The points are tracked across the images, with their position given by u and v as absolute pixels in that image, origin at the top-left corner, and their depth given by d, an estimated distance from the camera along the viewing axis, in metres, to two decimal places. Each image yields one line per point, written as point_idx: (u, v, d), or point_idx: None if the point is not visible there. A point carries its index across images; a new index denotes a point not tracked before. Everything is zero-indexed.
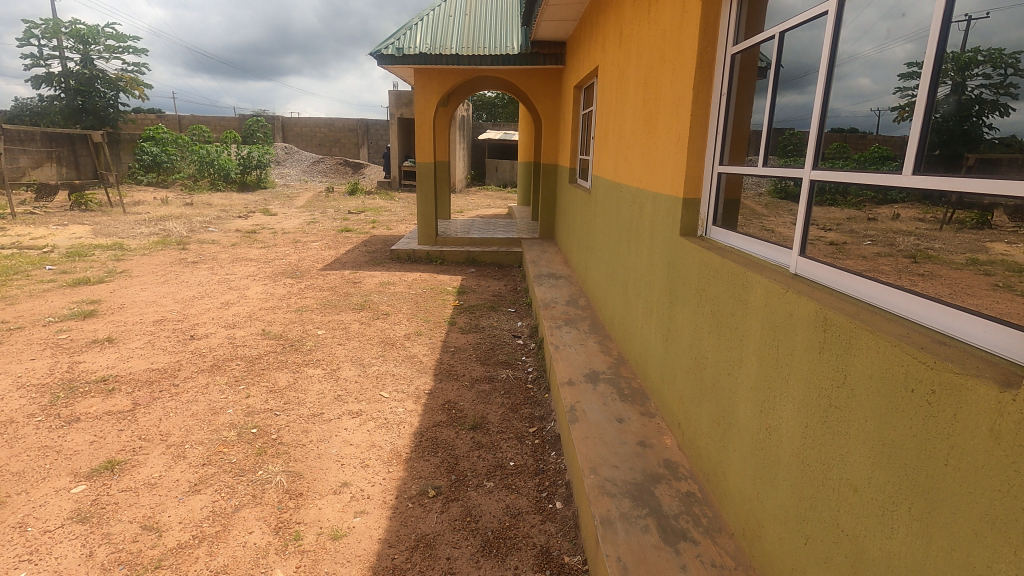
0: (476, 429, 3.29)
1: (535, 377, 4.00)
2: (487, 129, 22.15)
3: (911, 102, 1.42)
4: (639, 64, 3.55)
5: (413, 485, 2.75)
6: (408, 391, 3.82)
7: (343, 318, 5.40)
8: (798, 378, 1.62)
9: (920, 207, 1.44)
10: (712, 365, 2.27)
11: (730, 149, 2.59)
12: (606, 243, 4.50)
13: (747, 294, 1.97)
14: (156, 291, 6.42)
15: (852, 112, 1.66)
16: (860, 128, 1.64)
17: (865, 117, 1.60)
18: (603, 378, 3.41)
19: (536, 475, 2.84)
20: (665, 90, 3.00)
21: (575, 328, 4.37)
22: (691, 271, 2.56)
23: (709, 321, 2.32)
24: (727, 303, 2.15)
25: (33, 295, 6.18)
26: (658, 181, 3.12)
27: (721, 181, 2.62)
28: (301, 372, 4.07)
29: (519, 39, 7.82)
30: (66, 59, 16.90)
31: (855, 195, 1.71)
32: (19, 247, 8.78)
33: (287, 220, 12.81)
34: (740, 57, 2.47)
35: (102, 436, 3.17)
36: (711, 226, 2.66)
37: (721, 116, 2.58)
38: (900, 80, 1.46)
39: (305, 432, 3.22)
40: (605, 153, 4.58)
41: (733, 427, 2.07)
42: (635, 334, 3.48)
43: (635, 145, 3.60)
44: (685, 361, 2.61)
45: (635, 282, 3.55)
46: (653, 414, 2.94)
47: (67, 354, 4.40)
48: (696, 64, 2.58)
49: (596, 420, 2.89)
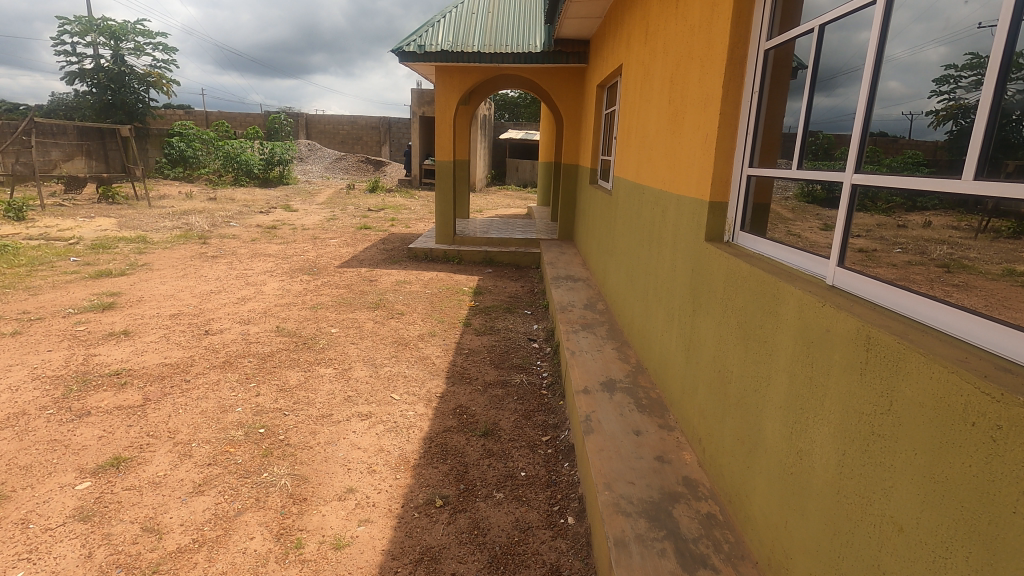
0: (487, 436, 3.19)
1: (549, 383, 3.90)
2: (509, 128, 22.08)
3: (948, 108, 1.31)
4: (665, 61, 3.42)
5: (420, 493, 2.65)
6: (419, 394, 3.73)
7: (357, 317, 5.35)
8: (835, 399, 1.49)
9: (953, 215, 1.37)
10: (737, 379, 2.14)
11: (759, 151, 2.44)
12: (626, 248, 4.38)
13: (777, 307, 1.84)
14: (175, 285, 6.46)
15: (882, 116, 1.56)
16: (891, 132, 1.53)
17: (896, 120, 1.49)
18: (620, 387, 3.28)
19: (548, 487, 2.73)
20: (692, 87, 2.86)
21: (593, 333, 4.24)
22: (716, 279, 2.42)
23: (734, 332, 2.19)
24: (755, 314, 2.01)
25: (56, 286, 6.26)
26: (682, 183, 2.99)
27: (749, 184, 2.47)
28: (313, 371, 4.02)
29: (542, 37, 7.70)
30: (98, 56, 17.29)
31: (885, 201, 1.61)
32: (46, 238, 8.96)
33: (307, 216, 12.89)
34: (773, 53, 2.32)
35: (111, 431, 3.15)
36: (739, 231, 2.52)
37: (751, 115, 2.43)
38: (934, 84, 1.35)
39: (313, 434, 3.15)
40: (628, 154, 4.45)
41: (760, 448, 1.93)
42: (655, 342, 3.35)
43: (659, 146, 3.47)
44: (708, 374, 2.47)
45: (656, 288, 3.42)
46: (672, 426, 2.81)
47: (84, 346, 4.42)
48: (726, 59, 2.45)
49: (612, 432, 2.77)
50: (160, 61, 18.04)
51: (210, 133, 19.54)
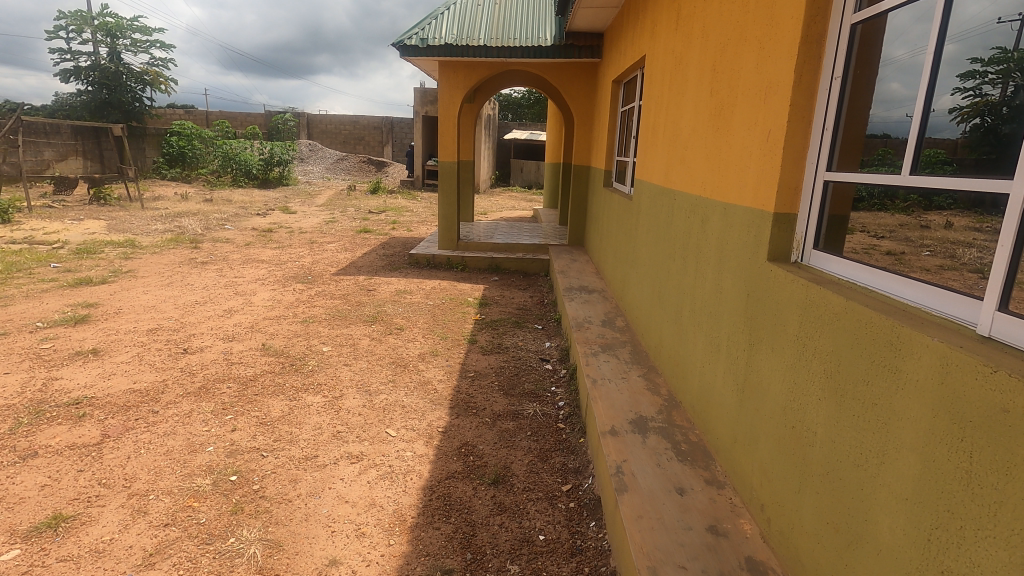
0: (497, 485, 2.73)
1: (567, 416, 3.43)
2: (514, 128, 21.61)
3: (975, 104, 1.37)
4: (705, 47, 2.95)
5: (419, 567, 2.18)
6: (419, 428, 3.26)
7: (352, 333, 4.88)
8: (1022, 516, 1.01)
9: (974, 216, 1.42)
10: (823, 444, 1.67)
11: (840, 151, 1.96)
12: (652, 261, 3.92)
13: (896, 362, 1.36)
14: (158, 294, 6.01)
15: (886, 118, 1.70)
16: (894, 133, 1.67)
17: (897, 122, 1.63)
18: (653, 428, 2.80)
19: (572, 557, 2.26)
20: (746, 75, 2.39)
21: (616, 357, 3.76)
22: (785, 311, 1.95)
23: (817, 384, 1.71)
24: (853, 367, 1.54)
25: (30, 296, 5.82)
26: (731, 189, 2.51)
27: (827, 192, 1.98)
28: (298, 401, 3.54)
29: (552, 30, 7.24)
30: (93, 53, 16.89)
31: (903, 201, 1.66)
32: (29, 242, 8.54)
33: (306, 218, 12.44)
34: (861, 28, 1.85)
35: (56, 479, 2.68)
36: (811, 251, 2.03)
37: (830, 108, 1.95)
38: (959, 81, 1.41)
39: (293, 483, 2.68)
40: (654, 156, 3.98)
41: (866, 544, 1.46)
42: (693, 374, 2.88)
43: (697, 146, 3.00)
44: (773, 428, 2.00)
45: (693, 311, 2.95)
46: (721, 483, 2.33)
47: (45, 367, 3.96)
48: (798, 34, 1.96)
49: (650, 490, 2.29)
50: (158, 58, 17.64)
51: (209, 132, 19.13)
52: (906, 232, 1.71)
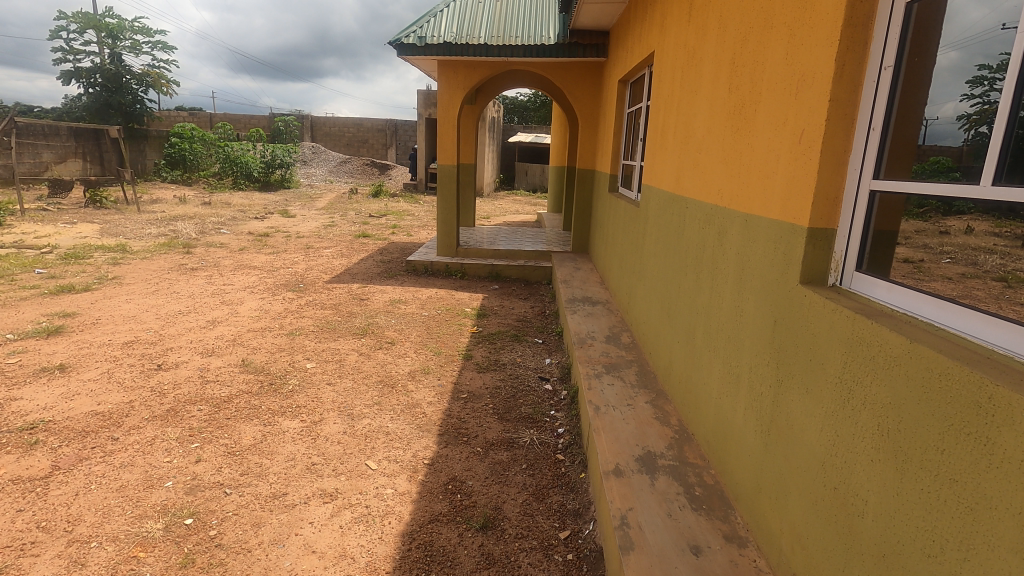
0: (486, 532, 2.41)
1: (566, 447, 3.11)
2: (518, 131, 21.32)
3: (981, 111, 1.29)
4: (723, 39, 2.63)
5: None
6: (403, 460, 2.95)
7: (339, 347, 4.57)
8: None
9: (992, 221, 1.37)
10: (875, 517, 1.35)
11: (890, 154, 1.63)
12: (660, 274, 3.60)
13: (986, 431, 1.05)
14: (141, 303, 5.73)
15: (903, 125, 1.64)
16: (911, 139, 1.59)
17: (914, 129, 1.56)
18: (662, 467, 2.48)
19: None
20: (772, 69, 2.08)
21: (621, 380, 3.43)
22: (822, 346, 1.63)
23: (867, 441, 1.40)
24: (921, 429, 1.22)
25: (6, 304, 5.56)
26: (754, 199, 2.19)
27: (872, 204, 1.66)
28: (273, 427, 3.24)
29: (556, 28, 6.94)
30: (94, 55, 16.75)
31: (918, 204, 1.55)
32: (18, 246, 8.31)
33: (304, 222, 12.19)
34: (918, 7, 1.52)
35: None
36: (854, 273, 1.71)
37: (877, 104, 1.63)
38: (968, 87, 1.33)
39: (256, 527, 2.38)
40: (664, 160, 3.67)
41: None
42: (709, 406, 2.56)
43: (713, 149, 2.68)
44: (807, 484, 1.68)
45: (709, 335, 2.63)
46: (743, 539, 2.01)
47: (6, 386, 3.68)
48: (839, 18, 1.65)
49: (660, 548, 1.97)
50: (160, 59, 17.47)
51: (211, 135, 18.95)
52: (924, 239, 1.57)
